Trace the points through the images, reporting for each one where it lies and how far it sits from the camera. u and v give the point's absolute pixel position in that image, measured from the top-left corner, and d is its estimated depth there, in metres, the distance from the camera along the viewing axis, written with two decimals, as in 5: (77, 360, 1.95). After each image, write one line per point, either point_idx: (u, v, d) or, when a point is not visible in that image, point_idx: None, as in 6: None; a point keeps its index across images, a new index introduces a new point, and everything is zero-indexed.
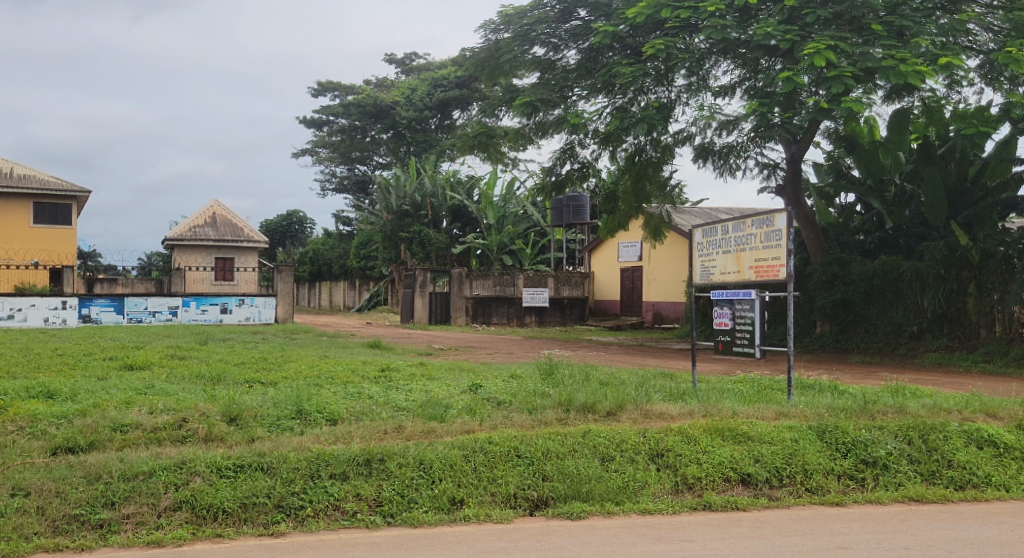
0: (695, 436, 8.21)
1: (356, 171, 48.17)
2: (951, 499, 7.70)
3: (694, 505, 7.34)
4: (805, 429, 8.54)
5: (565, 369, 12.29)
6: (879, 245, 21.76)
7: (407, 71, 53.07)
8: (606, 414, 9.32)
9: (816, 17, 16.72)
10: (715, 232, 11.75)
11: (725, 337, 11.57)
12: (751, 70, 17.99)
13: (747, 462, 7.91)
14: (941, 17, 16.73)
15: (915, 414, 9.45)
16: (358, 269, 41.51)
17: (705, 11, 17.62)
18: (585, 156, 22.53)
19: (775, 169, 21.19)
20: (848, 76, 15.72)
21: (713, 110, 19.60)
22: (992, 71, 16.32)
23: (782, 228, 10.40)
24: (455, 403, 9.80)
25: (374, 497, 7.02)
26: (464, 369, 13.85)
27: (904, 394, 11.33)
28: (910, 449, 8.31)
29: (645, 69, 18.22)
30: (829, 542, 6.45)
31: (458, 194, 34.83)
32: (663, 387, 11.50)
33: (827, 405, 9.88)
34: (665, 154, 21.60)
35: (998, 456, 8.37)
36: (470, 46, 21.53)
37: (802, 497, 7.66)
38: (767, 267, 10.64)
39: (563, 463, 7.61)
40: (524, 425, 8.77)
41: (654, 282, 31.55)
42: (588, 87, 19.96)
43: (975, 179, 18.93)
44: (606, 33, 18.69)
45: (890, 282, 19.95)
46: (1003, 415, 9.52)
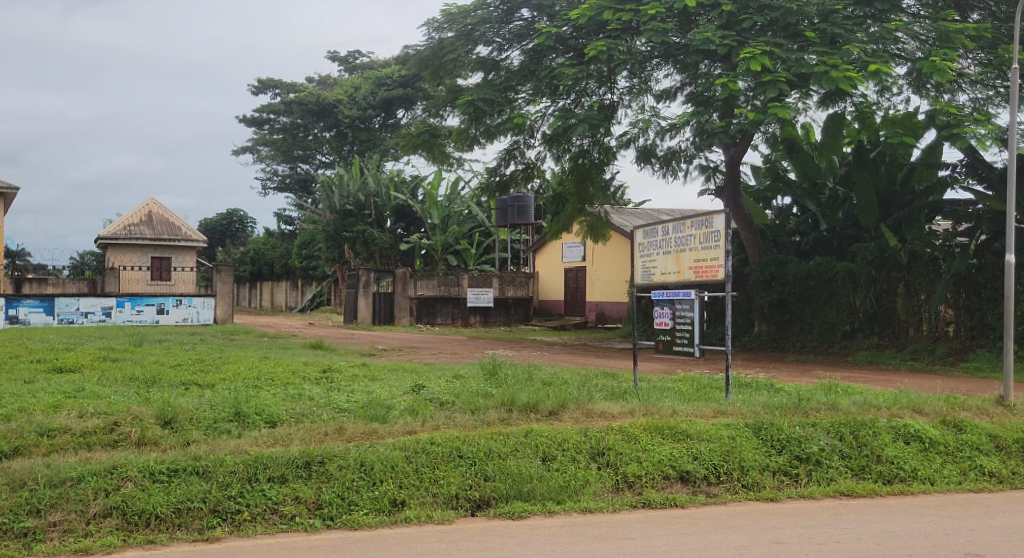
0: (636, 434, 8.32)
1: (298, 170, 47.59)
2: (879, 493, 7.94)
3: (634, 503, 7.44)
4: (742, 427, 8.71)
5: (508, 368, 12.34)
6: (813, 246, 22.30)
7: (351, 70, 52.61)
8: (548, 413, 9.39)
9: (752, 22, 17.11)
10: (656, 232, 11.91)
11: (666, 336, 11.74)
12: (691, 75, 18.32)
13: (685, 460, 8.05)
14: (871, 25, 17.15)
15: (847, 411, 9.71)
16: (300, 269, 41.03)
17: (645, 15, 17.84)
18: (529, 157, 22.63)
19: (714, 172, 21.58)
20: (782, 80, 16.16)
21: (654, 113, 19.88)
22: (919, 79, 16.68)
23: (721, 229, 10.59)
24: (397, 404, 9.77)
25: (313, 500, 6.97)
26: (407, 370, 13.80)
27: (837, 392, 11.65)
28: (841, 445, 8.54)
29: (587, 71, 18.42)
30: (763, 538, 6.59)
31: (402, 194, 34.62)
32: (604, 386, 11.65)
33: (763, 403, 10.09)
34: (608, 155, 21.81)
35: (924, 451, 8.65)
36: (413, 44, 21.46)
37: (738, 494, 7.83)
38: (706, 267, 10.83)
39: (505, 463, 7.65)
40: (467, 426, 8.78)
41: (598, 282, 31.81)
42: (532, 89, 20.06)
43: (903, 183, 19.47)
44: (549, 35, 18.82)
45: (825, 282, 20.47)
46: (929, 411, 9.83)
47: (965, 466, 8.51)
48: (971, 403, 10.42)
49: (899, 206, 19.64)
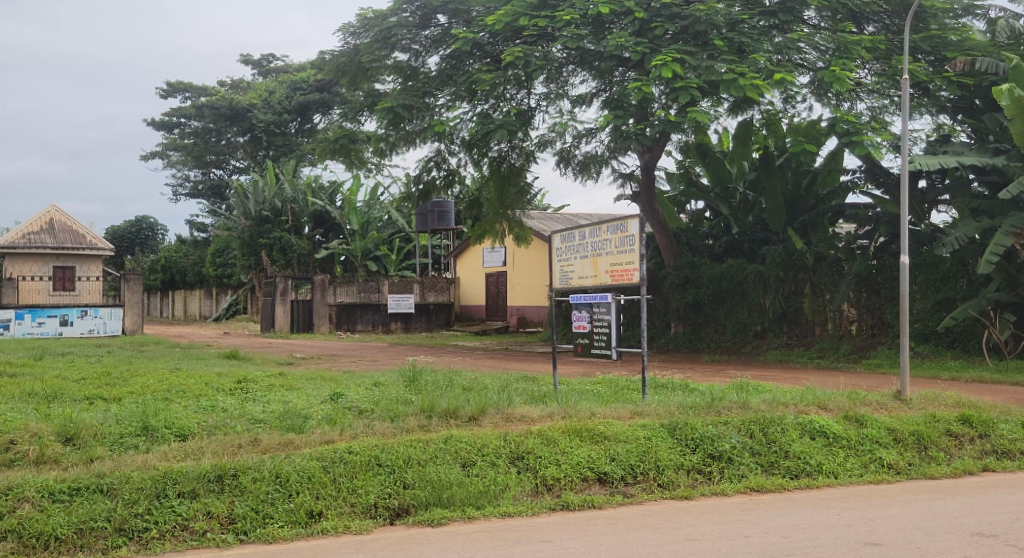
0: (554, 437, 8.41)
1: (211, 175, 46.30)
2: (787, 487, 8.21)
3: (553, 506, 7.52)
4: (658, 427, 8.89)
5: (428, 375, 12.30)
6: (726, 249, 22.86)
7: (264, 73, 51.68)
8: (468, 419, 9.39)
9: (664, 30, 17.53)
10: (573, 237, 12.06)
11: (584, 339, 11.88)
12: (607, 82, 18.65)
13: (603, 461, 8.17)
14: (776, 36, 17.64)
15: (757, 409, 9.99)
16: (215, 277, 40.02)
17: (561, 21, 18.06)
18: (451, 164, 22.63)
19: (630, 177, 21.93)
20: (693, 87, 16.59)
21: (571, 118, 20.16)
22: (820, 88, 17.39)
23: (635, 233, 10.77)
24: (315, 413, 9.63)
25: (226, 515, 6.84)
26: (325, 378, 13.63)
27: (747, 391, 12.00)
28: (752, 442, 8.80)
29: (505, 76, 18.49)
30: (677, 535, 6.75)
31: (320, 200, 34.47)
32: (524, 390, 11.71)
33: (677, 403, 10.31)
34: (527, 160, 21.88)
35: (828, 446, 8.96)
36: (329, 49, 21.18)
37: (654, 493, 7.99)
38: (621, 271, 11.00)
39: (424, 470, 7.63)
40: (386, 434, 8.73)
41: (519, 287, 32.03)
42: (451, 94, 20.06)
43: (808, 187, 20.05)
44: (466, 40, 18.84)
45: (736, 284, 21.08)
46: (833, 407, 10.21)
47: (866, 459, 8.85)
48: (870, 398, 10.87)
49: (805, 210, 20.20)
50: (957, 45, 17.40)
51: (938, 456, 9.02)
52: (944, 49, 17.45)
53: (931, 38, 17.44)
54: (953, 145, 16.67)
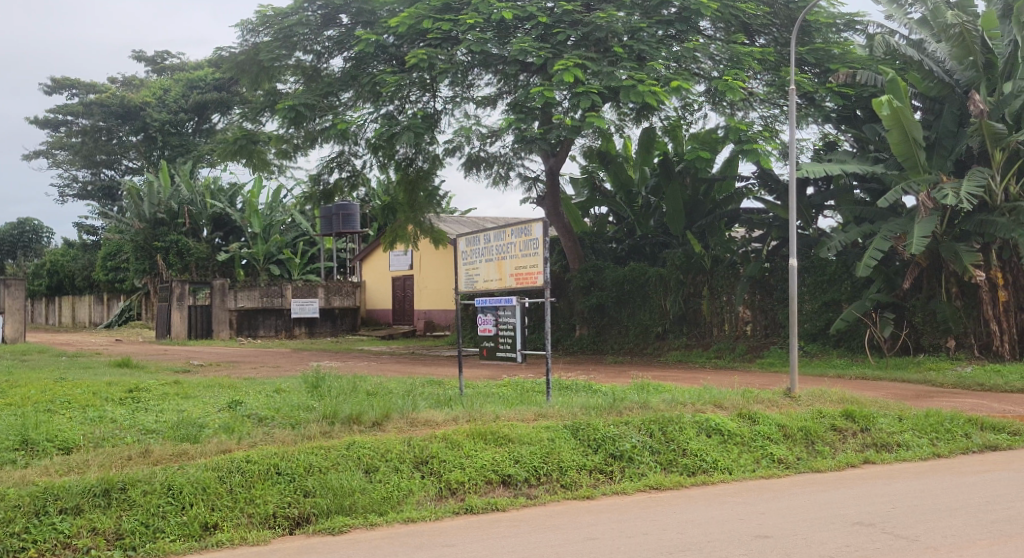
0: (458, 441, 8.41)
1: (102, 176, 44.48)
2: (684, 484, 8.38)
3: (457, 510, 7.48)
4: (561, 429, 8.98)
5: (330, 380, 12.10)
6: (629, 252, 23.27)
7: (158, 71, 50.03)
8: (371, 424, 9.26)
9: (567, 36, 17.76)
10: (478, 241, 12.08)
11: (489, 342, 11.89)
12: (511, 85, 18.74)
13: (507, 464, 8.19)
14: (673, 45, 18.03)
15: (656, 409, 10.19)
16: (106, 283, 38.44)
17: (465, 25, 18.01)
18: (356, 166, 22.35)
19: (535, 182, 22.10)
20: (594, 92, 16.90)
21: (477, 121, 20.14)
22: (716, 96, 17.92)
23: (539, 237, 10.85)
24: (211, 422, 9.35)
25: (113, 530, 6.57)
26: (223, 385, 13.24)
27: (648, 391, 12.24)
28: (652, 441, 8.98)
29: (409, 79, 18.40)
30: (579, 535, 6.81)
31: (220, 202, 33.48)
32: (429, 394, 11.63)
33: (579, 404, 10.40)
34: (434, 164, 21.79)
35: (723, 442, 9.23)
36: (226, 46, 20.58)
37: (557, 494, 8.03)
38: (526, 274, 11.06)
39: (325, 477, 7.49)
40: (285, 441, 8.52)
41: (425, 291, 31.87)
42: (355, 95, 19.81)
43: (705, 192, 20.54)
44: (369, 42, 18.57)
45: (638, 287, 21.55)
46: (728, 405, 10.51)
47: (758, 455, 9.12)
48: (763, 396, 11.23)
49: (703, 215, 20.64)
50: (840, 57, 18.22)
51: (824, 450, 9.37)
52: (828, 61, 18.25)
53: (815, 51, 18.21)
54: (838, 153, 17.40)
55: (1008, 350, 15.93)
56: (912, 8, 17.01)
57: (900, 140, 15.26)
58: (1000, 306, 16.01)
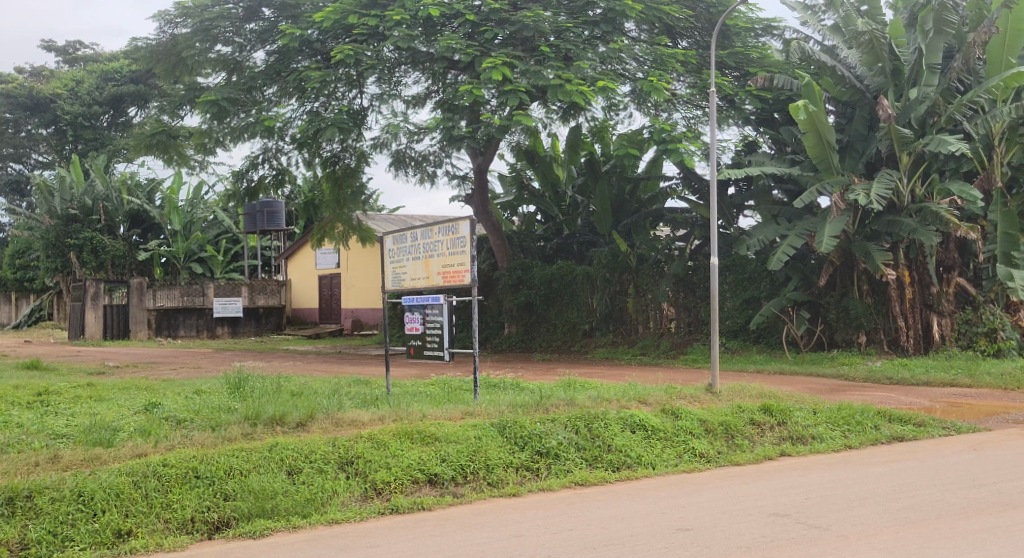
0: (384, 441, 8.33)
1: (10, 170, 42.73)
2: (609, 480, 8.45)
3: (382, 510, 7.40)
4: (488, 427, 8.99)
5: (253, 380, 11.87)
6: (556, 250, 23.42)
7: (70, 61, 48.31)
8: (295, 425, 9.10)
9: (494, 35, 17.78)
10: (405, 238, 11.98)
11: (416, 341, 11.82)
12: (439, 82, 18.66)
13: (434, 463, 8.14)
14: (599, 45, 18.19)
15: (582, 405, 10.28)
16: (16, 281, 36.96)
17: (391, 21, 17.82)
18: (281, 162, 21.95)
19: (464, 180, 22.03)
20: (521, 91, 16.96)
21: (404, 118, 20.00)
22: (641, 97, 18.17)
23: (466, 235, 10.82)
24: (127, 425, 9.08)
25: (18, 540, 6.34)
26: (140, 387, 12.87)
27: (574, 388, 12.33)
28: (577, 438, 9.06)
29: (336, 74, 18.14)
30: (505, 532, 6.81)
31: (137, 198, 32.24)
32: (355, 394, 11.51)
33: (506, 402, 10.40)
34: (361, 162, 21.53)
35: (646, 438, 9.35)
36: (143, 38, 19.97)
37: (483, 492, 8.01)
38: (453, 273, 11.03)
39: (246, 480, 7.34)
40: (205, 444, 8.32)
41: (352, 289, 31.52)
42: (279, 90, 19.44)
43: (631, 192, 20.78)
44: (293, 36, 18.23)
45: (565, 285, 21.74)
46: (652, 400, 10.67)
47: (680, 449, 9.26)
48: (685, 391, 11.43)
49: (629, 213, 20.88)
50: (758, 61, 18.66)
51: (743, 444, 9.57)
52: (747, 65, 18.69)
53: (735, 55, 18.63)
54: (757, 155, 17.84)
55: (914, 344, 16.57)
56: (826, 16, 17.58)
57: (815, 144, 15.75)
58: (907, 302, 16.66)
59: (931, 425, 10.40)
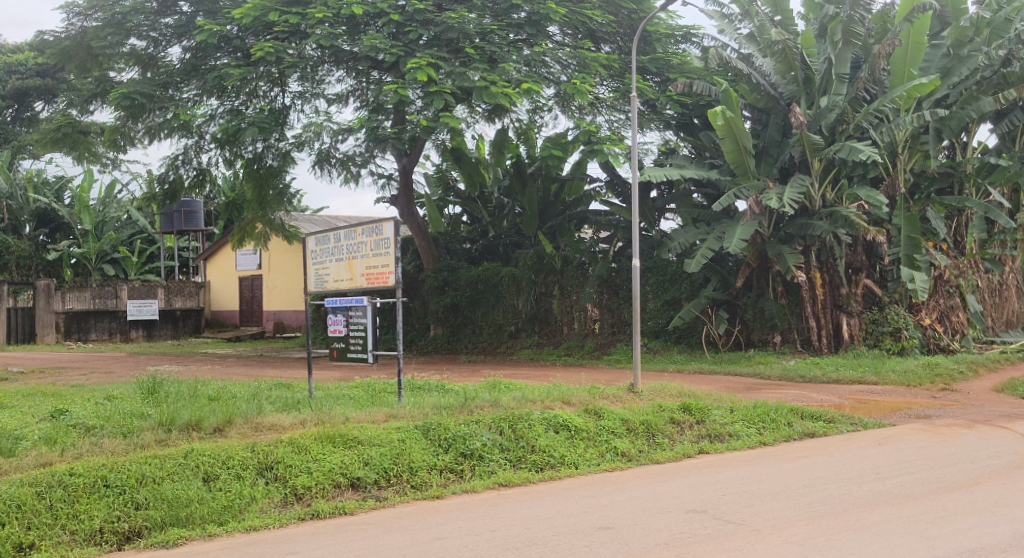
0: (305, 445, 8.20)
1: None
2: (532, 480, 8.49)
3: (302, 515, 7.29)
4: (411, 429, 8.93)
5: (168, 384, 11.55)
6: (482, 252, 23.43)
7: None
8: (212, 431, 8.89)
9: (419, 35, 17.71)
10: (328, 240, 11.83)
11: (339, 344, 11.67)
12: (363, 82, 18.49)
13: (356, 466, 8.06)
14: (523, 48, 18.26)
15: (507, 406, 10.31)
16: None
17: (313, 19, 17.58)
18: (200, 162, 21.41)
19: (389, 180, 21.84)
20: (446, 92, 16.91)
21: (327, 117, 19.74)
22: (565, 100, 18.32)
23: (390, 236, 10.74)
24: (31, 433, 8.72)
25: None
26: (48, 393, 12.39)
27: (499, 389, 12.36)
28: (501, 439, 9.08)
29: (256, 72, 17.78)
30: (427, 535, 6.78)
31: (44, 197, 30.73)
32: (276, 398, 11.31)
33: (430, 404, 10.37)
34: (284, 161, 21.08)
35: (570, 438, 9.43)
36: (51, 30, 19.23)
37: (407, 495, 7.96)
38: (376, 274, 10.93)
39: (159, 488, 7.14)
40: (115, 451, 8.06)
41: (274, 291, 30.97)
42: (198, 89, 18.98)
43: (556, 194, 20.71)
44: (211, 32, 17.80)
45: (491, 287, 21.80)
46: (576, 401, 10.77)
47: (602, 449, 9.37)
48: (608, 391, 11.58)
49: (554, 216, 20.83)
50: (678, 68, 19.03)
51: (663, 442, 9.74)
52: (667, 71, 19.05)
53: (656, 61, 18.94)
54: (677, 158, 18.20)
55: (825, 344, 17.13)
56: (741, 24, 18.07)
57: (732, 148, 16.12)
58: (818, 303, 17.18)
59: (840, 421, 10.76)
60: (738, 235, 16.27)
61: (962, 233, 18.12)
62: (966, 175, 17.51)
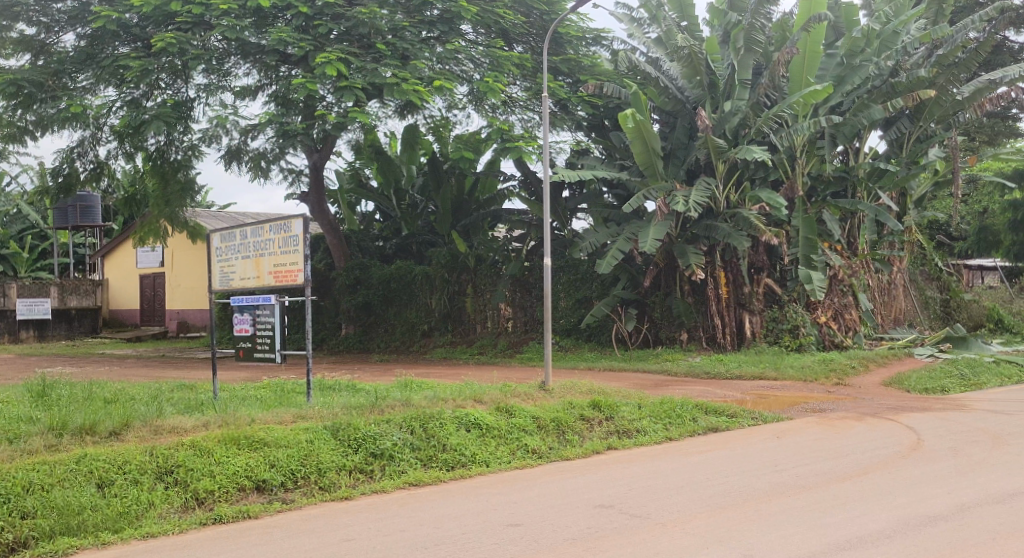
0: (208, 447, 7.94)
1: None
2: (443, 479, 8.44)
3: (203, 520, 7.06)
4: (320, 429, 8.75)
5: (62, 388, 11.03)
6: (395, 251, 23.24)
7: None
8: (108, 435, 8.52)
9: (328, 29, 17.42)
10: (234, 237, 11.51)
11: (245, 343, 11.36)
12: (272, 77, 18.06)
13: (262, 469, 7.86)
14: (436, 46, 18.16)
15: (417, 405, 10.21)
16: None
17: (217, 10, 17.13)
18: (98, 154, 20.56)
19: (299, 175, 21.39)
20: (357, 88, 16.68)
21: (234, 111, 19.21)
22: (478, 99, 18.30)
23: (299, 234, 10.52)
24: None
25: None
26: None
27: (411, 389, 12.24)
28: (412, 438, 8.99)
29: (158, 64, 17.18)
30: (334, 537, 6.65)
31: None
32: (179, 400, 10.94)
33: (339, 404, 10.20)
34: (189, 155, 20.41)
35: (481, 436, 9.41)
36: None
37: (314, 497, 7.80)
38: (285, 272, 10.68)
39: (48, 496, 6.82)
40: (1, 458, 7.65)
41: (177, 289, 29.98)
42: (93, 77, 18.21)
43: (471, 193, 20.81)
44: (109, 20, 17.16)
45: (404, 286, 21.68)
46: (488, 399, 10.75)
47: (513, 447, 9.39)
48: (519, 389, 11.60)
49: (467, 214, 20.87)
50: (589, 69, 19.24)
51: (572, 439, 9.81)
52: (578, 72, 19.24)
53: (568, 62, 19.09)
54: (588, 159, 18.43)
55: (730, 341, 17.56)
56: (649, 29, 18.40)
57: (641, 151, 16.37)
58: (723, 302, 17.60)
59: (742, 415, 11.05)
60: (648, 236, 16.55)
61: (854, 235, 18.95)
62: (858, 180, 18.35)
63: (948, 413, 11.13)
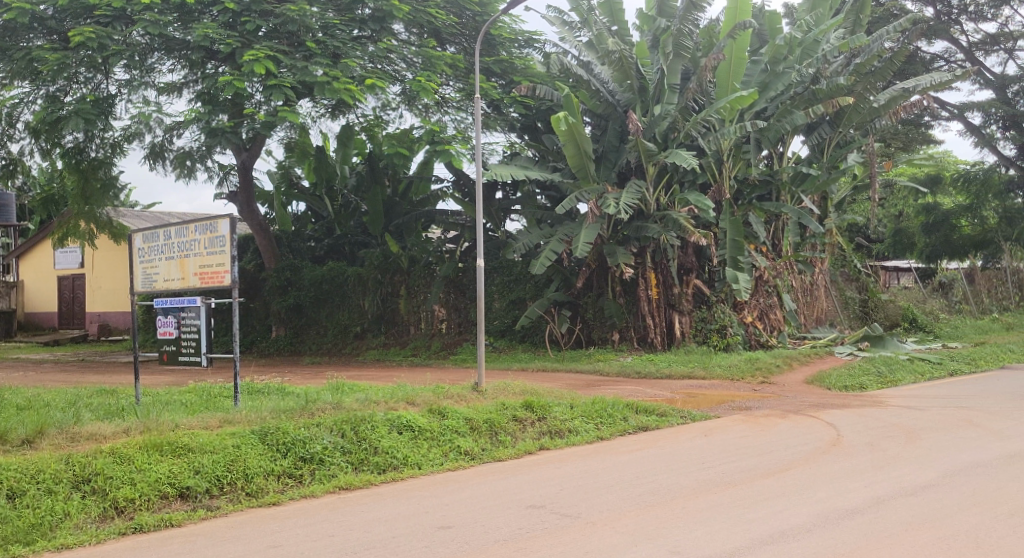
0: (128, 454, 7.67)
1: None
2: (374, 482, 8.34)
3: (122, 530, 6.83)
4: (248, 434, 8.55)
5: None
6: (327, 252, 22.97)
7: None
8: (21, 443, 8.19)
9: (256, 26, 17.08)
10: (157, 237, 11.18)
11: (169, 347, 11.06)
12: (196, 73, 17.62)
13: (185, 475, 7.64)
14: (368, 45, 17.96)
15: (349, 408, 10.07)
16: None
17: (139, 5, 16.68)
18: (10, 150, 19.78)
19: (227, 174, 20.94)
20: (286, 86, 16.36)
21: (158, 108, 18.70)
22: (409, 98, 18.18)
23: (225, 234, 10.27)
24: None
25: None
26: None
27: (341, 391, 12.07)
28: (343, 441, 8.87)
29: (76, 58, 16.61)
30: (261, 543, 6.51)
31: None
32: (99, 405, 10.58)
33: (268, 407, 9.99)
34: (109, 153, 19.90)
35: (413, 438, 9.33)
36: None
37: (241, 503, 7.63)
38: (211, 273, 10.42)
39: None
40: None
41: (98, 291, 29.06)
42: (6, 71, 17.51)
43: (403, 193, 20.72)
44: (23, 12, 16.58)
45: (336, 287, 21.44)
46: (419, 401, 10.67)
47: (446, 448, 9.33)
48: (451, 390, 11.54)
49: (400, 215, 20.73)
50: (522, 71, 19.25)
51: (505, 440, 9.81)
52: (511, 73, 19.25)
53: (500, 63, 19.10)
54: (520, 159, 18.46)
55: (660, 341, 17.79)
56: (580, 32, 18.50)
57: (574, 153, 16.46)
58: (653, 302, 17.81)
59: (671, 414, 11.19)
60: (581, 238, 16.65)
61: (779, 236, 19.49)
62: (783, 183, 18.81)
63: (866, 409, 11.47)
